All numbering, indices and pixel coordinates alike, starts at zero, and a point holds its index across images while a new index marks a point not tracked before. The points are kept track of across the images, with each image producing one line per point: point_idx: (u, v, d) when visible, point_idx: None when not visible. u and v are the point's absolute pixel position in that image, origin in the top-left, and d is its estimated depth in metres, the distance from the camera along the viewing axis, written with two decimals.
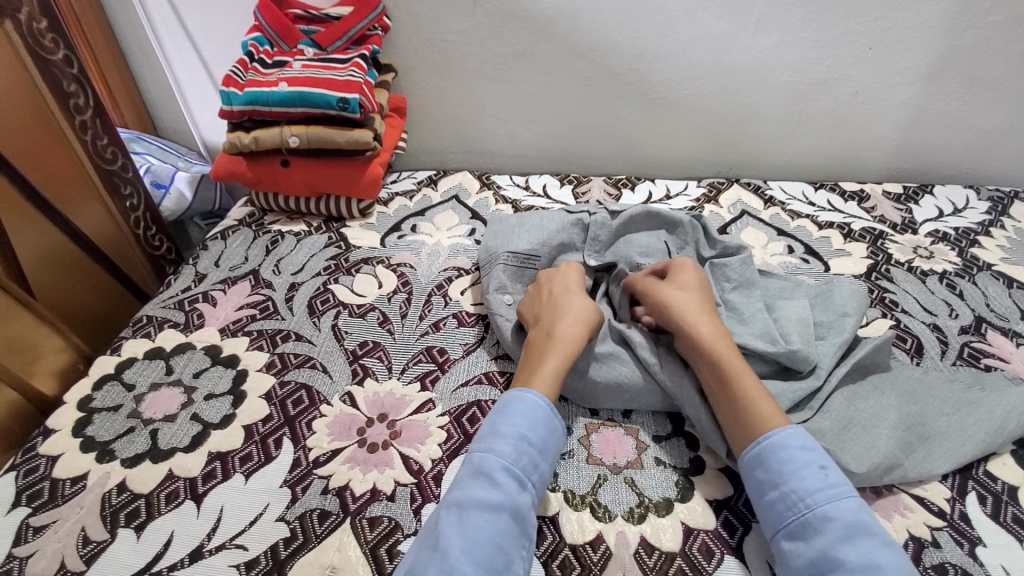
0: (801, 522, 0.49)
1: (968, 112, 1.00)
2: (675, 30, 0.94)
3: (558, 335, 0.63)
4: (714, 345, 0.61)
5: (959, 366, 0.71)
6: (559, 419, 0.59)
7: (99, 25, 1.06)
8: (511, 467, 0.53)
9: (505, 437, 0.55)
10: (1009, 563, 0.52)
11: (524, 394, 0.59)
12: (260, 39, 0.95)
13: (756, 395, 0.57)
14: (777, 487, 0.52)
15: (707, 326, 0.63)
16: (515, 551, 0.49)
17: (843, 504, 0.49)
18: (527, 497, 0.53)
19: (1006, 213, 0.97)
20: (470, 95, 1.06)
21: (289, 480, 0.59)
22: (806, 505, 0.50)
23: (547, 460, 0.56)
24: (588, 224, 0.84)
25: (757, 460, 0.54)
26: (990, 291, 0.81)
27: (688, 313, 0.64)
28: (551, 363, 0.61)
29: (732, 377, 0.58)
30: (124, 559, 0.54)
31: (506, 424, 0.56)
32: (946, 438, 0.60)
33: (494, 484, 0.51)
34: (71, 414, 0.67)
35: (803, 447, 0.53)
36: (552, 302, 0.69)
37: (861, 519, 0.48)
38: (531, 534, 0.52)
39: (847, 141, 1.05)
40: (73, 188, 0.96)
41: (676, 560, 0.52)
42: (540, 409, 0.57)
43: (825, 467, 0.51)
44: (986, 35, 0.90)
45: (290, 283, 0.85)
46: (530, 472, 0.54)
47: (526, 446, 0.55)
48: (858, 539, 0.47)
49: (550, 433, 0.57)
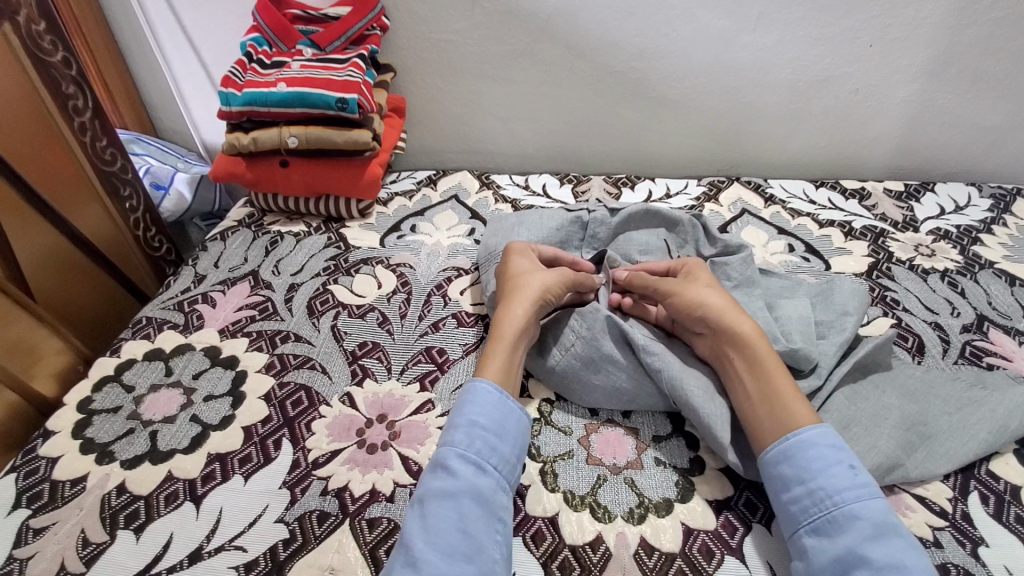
0: (827, 519, 0.49)
1: (970, 109, 0.99)
2: (674, 28, 0.93)
3: (496, 327, 0.66)
4: (753, 344, 0.60)
5: (961, 365, 0.70)
6: (514, 400, 0.60)
7: (98, 26, 1.06)
8: (465, 453, 0.55)
9: (457, 426, 0.57)
10: (1011, 563, 0.52)
11: (472, 382, 0.61)
12: (259, 39, 0.95)
13: (786, 390, 0.57)
14: (803, 484, 0.52)
15: (746, 324, 0.62)
16: (486, 534, 0.50)
17: (871, 504, 0.49)
18: (489, 480, 0.54)
19: (1008, 210, 0.96)
20: (469, 94, 1.06)
21: (289, 481, 0.59)
22: (834, 503, 0.50)
23: (506, 442, 0.57)
24: (587, 222, 0.86)
25: (785, 455, 0.53)
26: (992, 289, 0.81)
27: (722, 309, 0.63)
28: (494, 354, 0.63)
29: (772, 379, 0.58)
30: (124, 560, 0.54)
31: (457, 415, 0.58)
32: (949, 438, 0.59)
33: (451, 472, 0.53)
34: (71, 415, 0.67)
35: (832, 447, 0.53)
36: (501, 295, 0.71)
37: (889, 520, 0.48)
38: (501, 514, 0.53)
39: (847, 138, 1.05)
40: (73, 189, 0.96)
41: (677, 560, 0.52)
42: (488, 395, 0.59)
43: (853, 467, 0.51)
44: (988, 31, 0.90)
45: (290, 284, 0.85)
46: (488, 455, 0.55)
47: (479, 431, 0.56)
48: (886, 538, 0.47)
49: (506, 416, 0.58)
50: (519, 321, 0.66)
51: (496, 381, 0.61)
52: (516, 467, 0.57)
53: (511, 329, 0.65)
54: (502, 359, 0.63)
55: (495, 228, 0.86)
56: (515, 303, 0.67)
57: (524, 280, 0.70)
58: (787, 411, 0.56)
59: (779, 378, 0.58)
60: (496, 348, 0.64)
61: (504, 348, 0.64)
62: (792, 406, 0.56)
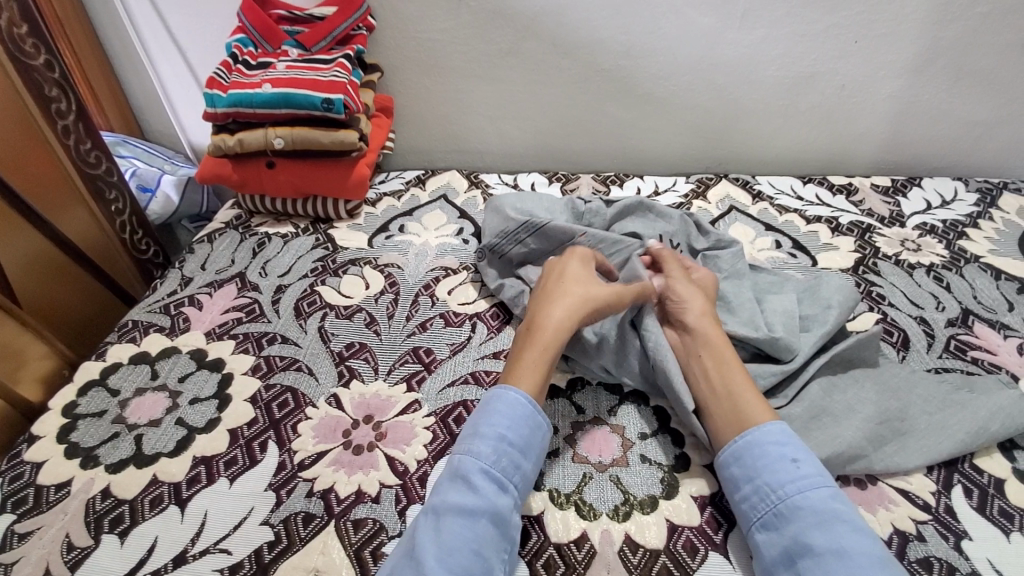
0: (773, 514, 0.50)
1: (956, 104, 1.00)
2: (661, 26, 0.94)
3: (540, 331, 0.64)
4: (716, 346, 0.62)
5: (945, 359, 0.71)
6: (543, 417, 0.59)
7: (83, 28, 1.05)
8: (489, 469, 0.54)
9: (485, 437, 0.56)
10: (994, 556, 0.52)
11: (505, 392, 0.59)
12: (244, 40, 0.94)
13: (742, 385, 0.59)
14: (750, 481, 0.52)
15: (715, 332, 0.64)
16: (496, 555, 0.50)
17: (813, 494, 0.49)
18: (508, 500, 0.53)
19: (995, 205, 0.97)
20: (457, 94, 1.06)
21: (274, 484, 0.59)
22: (778, 497, 0.50)
23: (529, 460, 0.56)
24: (582, 212, 0.86)
25: (734, 456, 0.54)
26: (977, 283, 0.82)
27: (695, 317, 0.65)
28: (531, 360, 0.62)
29: (728, 382, 0.59)
30: (109, 565, 0.53)
31: (486, 424, 0.57)
32: (931, 431, 0.60)
33: (473, 487, 0.52)
34: (56, 420, 0.67)
35: (776, 443, 0.53)
36: (542, 295, 0.69)
37: (834, 508, 0.48)
38: (514, 536, 0.52)
39: (836, 133, 1.05)
40: (56, 193, 0.96)
41: (661, 557, 0.52)
42: (521, 409, 0.58)
43: (796, 460, 0.52)
44: (973, 26, 0.90)
45: (277, 286, 0.84)
46: (511, 474, 0.54)
47: (506, 447, 0.55)
48: (829, 525, 0.47)
49: (533, 433, 0.57)
50: (563, 332, 0.64)
51: (528, 394, 0.60)
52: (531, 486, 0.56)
53: (554, 339, 0.63)
54: (537, 367, 0.62)
55: (489, 217, 0.87)
56: (563, 311, 0.65)
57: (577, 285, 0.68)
58: (740, 405, 0.57)
59: (739, 380, 0.59)
60: (534, 355, 0.62)
61: (541, 357, 0.62)
62: (749, 402, 0.57)
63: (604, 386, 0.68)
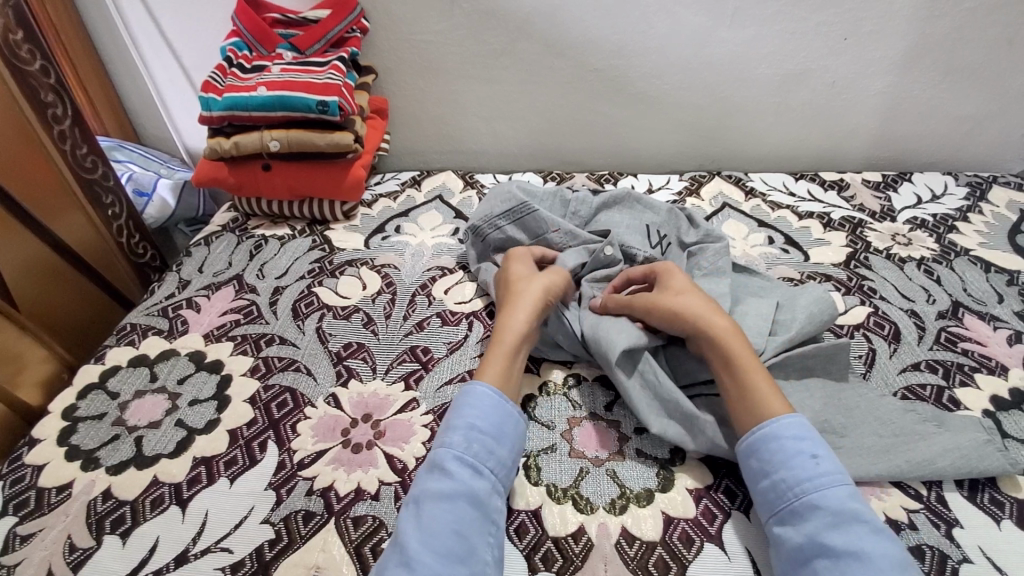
0: (791, 508, 0.50)
1: (944, 99, 1.01)
2: (652, 24, 0.94)
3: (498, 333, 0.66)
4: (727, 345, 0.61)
5: (936, 351, 0.72)
6: (513, 404, 0.60)
7: (77, 33, 1.06)
8: (463, 455, 0.54)
9: (456, 429, 0.56)
10: (985, 544, 0.53)
11: (473, 386, 0.60)
12: (238, 44, 0.95)
13: (758, 380, 0.58)
14: (769, 476, 0.53)
15: (725, 323, 0.62)
16: (481, 538, 0.51)
17: (832, 492, 0.49)
18: (485, 483, 0.54)
19: (984, 198, 0.98)
20: (451, 95, 1.06)
21: (274, 482, 0.60)
22: (796, 493, 0.50)
23: (503, 445, 0.57)
24: (568, 200, 0.87)
25: (751, 448, 0.54)
26: (967, 276, 0.83)
27: (699, 310, 0.64)
28: (496, 357, 0.63)
29: (749, 382, 0.58)
30: (111, 565, 0.54)
31: (457, 417, 0.57)
32: (922, 421, 0.61)
33: (447, 474, 0.53)
34: (55, 424, 0.67)
35: (796, 437, 0.53)
36: (500, 305, 0.71)
37: (849, 506, 0.48)
38: (497, 518, 0.53)
39: (828, 128, 1.06)
40: (52, 198, 0.96)
41: (657, 549, 0.53)
42: (488, 398, 0.59)
43: (816, 456, 0.52)
44: (960, 22, 0.91)
45: (275, 287, 0.85)
46: (485, 458, 0.55)
47: (476, 435, 0.56)
48: (846, 525, 0.47)
49: (503, 419, 0.58)
50: (520, 327, 0.66)
51: (494, 386, 0.60)
52: (512, 470, 0.57)
53: (511, 336, 0.65)
54: (502, 363, 0.63)
55: (495, 192, 0.88)
56: (517, 310, 0.67)
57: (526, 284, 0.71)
58: (757, 401, 0.57)
59: (759, 379, 0.58)
60: (494, 354, 0.64)
61: (502, 354, 0.63)
62: (764, 398, 0.57)
63: (599, 382, 0.69)
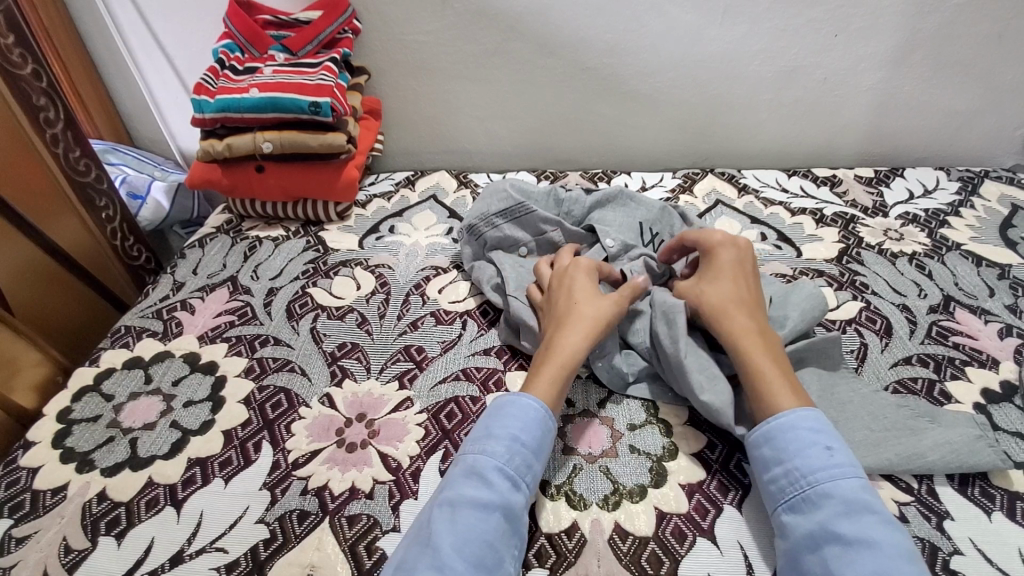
0: (801, 497, 0.50)
1: (935, 95, 1.02)
2: (643, 23, 0.95)
3: (552, 351, 0.63)
4: (738, 338, 0.61)
5: (927, 345, 0.72)
6: (554, 421, 0.59)
7: (68, 36, 1.05)
8: (504, 467, 0.54)
9: (498, 438, 0.56)
10: (974, 535, 0.53)
11: (519, 398, 0.59)
12: (230, 46, 0.95)
13: (770, 371, 0.58)
14: (781, 464, 0.53)
15: (743, 319, 0.63)
16: (507, 550, 0.50)
17: (844, 483, 0.49)
18: (520, 497, 0.53)
19: (975, 193, 0.98)
20: (444, 95, 1.07)
21: (269, 483, 0.60)
22: (807, 482, 0.50)
23: (540, 461, 0.56)
24: (562, 198, 0.87)
25: (765, 437, 0.55)
26: (959, 270, 0.83)
27: (718, 304, 0.64)
28: (550, 376, 0.61)
29: (756, 374, 0.58)
30: (106, 566, 0.54)
31: (500, 426, 0.57)
32: (912, 414, 0.61)
33: (487, 483, 0.52)
34: (50, 426, 0.67)
35: (812, 429, 0.53)
36: (553, 317, 0.67)
37: (862, 497, 0.48)
38: (522, 533, 0.52)
39: (819, 126, 1.07)
40: (44, 202, 0.96)
41: (650, 544, 0.53)
42: (535, 413, 0.58)
43: (831, 448, 0.52)
44: (950, 18, 0.92)
45: (269, 288, 0.85)
46: (524, 472, 0.54)
47: (519, 447, 0.55)
48: (857, 514, 0.47)
49: (545, 435, 0.57)
50: (576, 350, 0.63)
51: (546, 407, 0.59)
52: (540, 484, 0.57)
53: (567, 358, 0.62)
54: (555, 384, 0.61)
55: (490, 191, 0.87)
56: (573, 330, 0.64)
57: (588, 304, 0.66)
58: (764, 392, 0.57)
59: (769, 371, 0.58)
60: (547, 371, 0.61)
61: (556, 373, 0.61)
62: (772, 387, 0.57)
63: (592, 379, 0.69)
